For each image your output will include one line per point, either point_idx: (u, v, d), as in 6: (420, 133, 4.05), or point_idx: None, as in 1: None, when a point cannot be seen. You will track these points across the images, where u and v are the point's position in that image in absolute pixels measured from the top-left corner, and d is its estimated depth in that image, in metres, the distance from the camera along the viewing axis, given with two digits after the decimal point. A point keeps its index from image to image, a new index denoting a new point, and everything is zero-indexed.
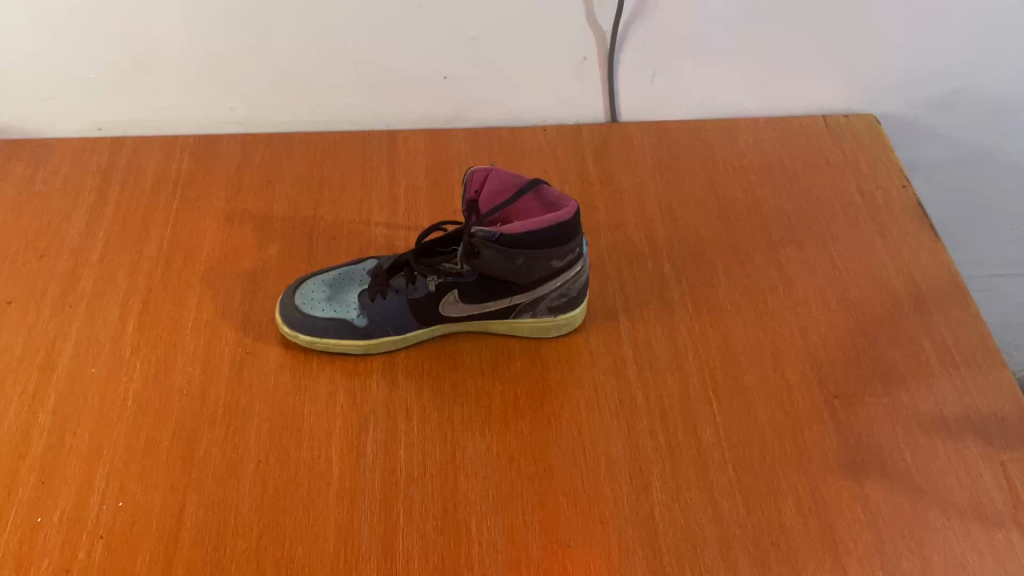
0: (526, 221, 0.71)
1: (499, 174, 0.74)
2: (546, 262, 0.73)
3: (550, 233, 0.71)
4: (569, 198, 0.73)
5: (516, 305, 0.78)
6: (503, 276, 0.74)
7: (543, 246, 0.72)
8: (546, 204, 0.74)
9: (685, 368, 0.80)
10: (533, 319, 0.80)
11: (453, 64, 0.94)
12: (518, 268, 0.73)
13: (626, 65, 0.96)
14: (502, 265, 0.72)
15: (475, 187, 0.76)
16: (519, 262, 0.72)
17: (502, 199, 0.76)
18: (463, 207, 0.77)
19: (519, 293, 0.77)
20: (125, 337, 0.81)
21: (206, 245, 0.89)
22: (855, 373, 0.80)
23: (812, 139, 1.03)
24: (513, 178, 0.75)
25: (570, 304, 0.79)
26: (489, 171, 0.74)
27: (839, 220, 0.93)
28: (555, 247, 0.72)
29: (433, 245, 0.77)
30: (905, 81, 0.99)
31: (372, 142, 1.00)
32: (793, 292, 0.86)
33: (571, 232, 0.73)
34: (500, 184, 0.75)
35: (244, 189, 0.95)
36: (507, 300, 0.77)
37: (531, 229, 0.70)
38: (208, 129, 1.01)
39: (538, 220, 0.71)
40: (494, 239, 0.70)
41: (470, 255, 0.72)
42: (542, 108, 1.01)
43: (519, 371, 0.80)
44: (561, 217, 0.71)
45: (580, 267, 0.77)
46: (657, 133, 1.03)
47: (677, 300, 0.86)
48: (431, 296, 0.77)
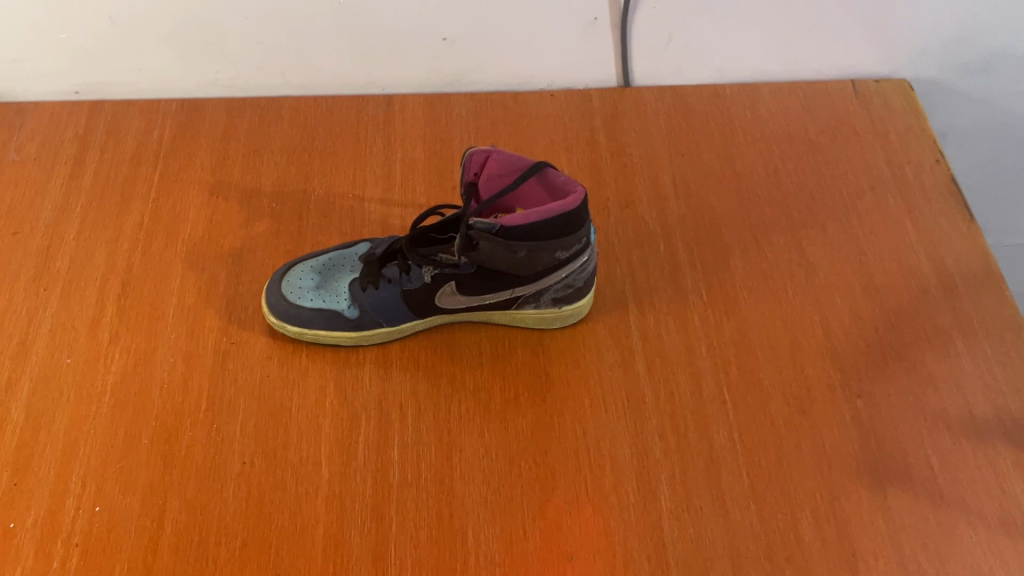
0: (529, 211, 0.65)
1: (500, 156, 0.69)
2: (550, 253, 0.68)
3: (555, 223, 0.66)
4: (576, 183, 0.68)
5: (518, 298, 0.73)
6: (503, 269, 0.68)
7: (547, 237, 0.66)
8: (551, 189, 0.69)
9: (698, 364, 0.75)
10: (536, 311, 0.74)
11: (453, 25, 0.87)
12: (520, 261, 0.67)
13: (640, 26, 0.89)
14: (503, 258, 0.67)
15: (474, 169, 0.70)
16: (521, 254, 0.67)
17: (504, 183, 0.70)
18: (462, 191, 0.71)
19: (522, 285, 0.71)
20: (103, 324, 0.76)
21: (188, 221, 0.83)
22: (879, 371, 0.75)
23: (839, 106, 0.95)
24: (516, 161, 0.69)
25: (575, 294, 0.74)
26: (489, 153, 0.69)
27: (866, 196, 0.87)
28: (560, 237, 0.67)
29: (428, 232, 0.71)
30: (941, 43, 0.92)
31: (367, 108, 0.93)
32: (816, 278, 0.81)
33: (578, 220, 0.67)
34: (502, 167, 0.69)
35: (230, 158, 0.88)
36: (509, 292, 0.72)
37: (535, 219, 0.65)
38: (192, 92, 0.94)
39: (542, 209, 0.65)
40: (494, 231, 0.64)
41: (468, 248, 0.66)
42: (548, 70, 0.94)
43: (521, 364, 0.75)
44: (567, 205, 0.66)
45: (587, 257, 0.72)
46: (672, 99, 0.95)
47: (691, 287, 0.80)
48: (426, 289, 0.72)
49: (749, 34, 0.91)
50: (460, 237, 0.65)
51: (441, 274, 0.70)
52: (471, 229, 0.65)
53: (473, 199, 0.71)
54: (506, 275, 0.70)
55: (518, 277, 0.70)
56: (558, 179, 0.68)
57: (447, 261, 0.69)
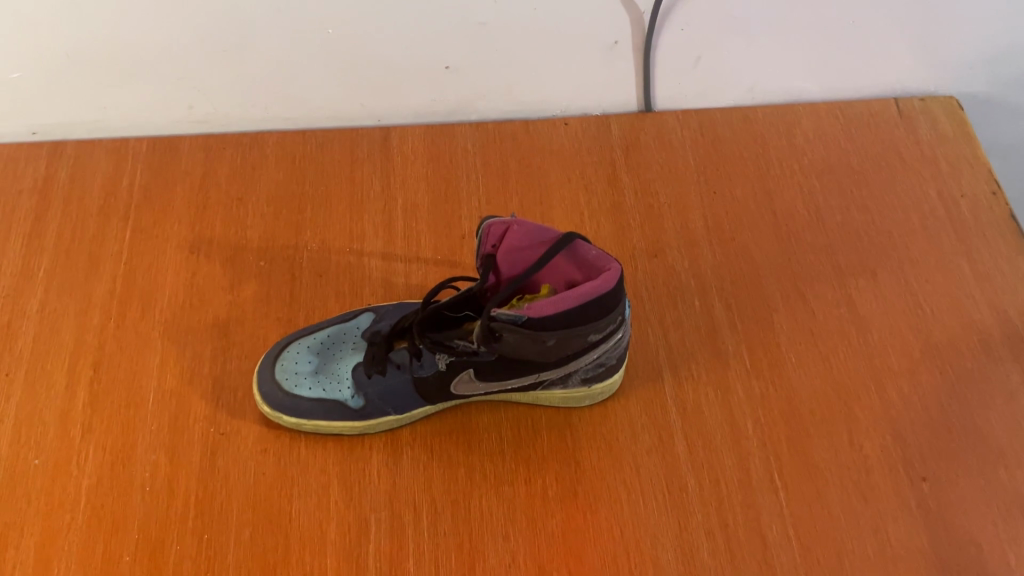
0: (559, 297, 0.57)
1: (522, 227, 0.60)
2: (583, 338, 0.60)
3: (589, 309, 0.58)
4: (611, 259, 0.59)
5: (544, 382, 0.64)
6: (529, 358, 0.60)
7: (579, 323, 0.58)
8: (581, 264, 0.60)
9: (744, 445, 0.67)
10: (564, 391, 0.66)
11: (457, 51, 0.78)
12: (549, 350, 0.59)
13: (665, 48, 0.80)
14: (529, 349, 0.59)
15: (493, 241, 0.61)
16: (550, 343, 0.59)
17: (527, 256, 0.62)
18: (479, 264, 0.62)
19: (549, 369, 0.63)
20: (75, 416, 0.67)
21: (167, 287, 0.74)
22: (945, 447, 0.67)
23: (884, 130, 0.85)
24: (541, 232, 0.60)
25: (606, 372, 0.65)
26: (509, 224, 0.60)
27: (919, 237, 0.78)
28: (593, 322, 0.59)
29: (441, 310, 0.63)
30: (993, 57, 0.83)
31: (361, 144, 0.83)
32: (868, 337, 0.73)
33: (614, 302, 0.59)
34: (525, 239, 0.60)
35: (209, 209, 0.79)
36: (534, 377, 0.63)
37: (566, 307, 0.57)
38: (164, 129, 0.83)
39: (573, 293, 0.57)
40: (520, 322, 0.56)
41: (490, 338, 0.58)
42: (561, 95, 0.84)
43: (547, 452, 0.67)
44: (601, 287, 0.57)
45: (622, 334, 0.63)
46: (700, 125, 0.85)
47: (731, 351, 0.72)
48: (439, 375, 0.63)
49: (785, 53, 0.82)
50: (480, 329, 0.57)
51: (456, 360, 0.62)
52: (493, 321, 0.56)
53: (491, 273, 0.63)
54: (533, 363, 0.61)
55: (545, 364, 0.61)
56: (589, 253, 0.60)
57: (463, 348, 0.61)
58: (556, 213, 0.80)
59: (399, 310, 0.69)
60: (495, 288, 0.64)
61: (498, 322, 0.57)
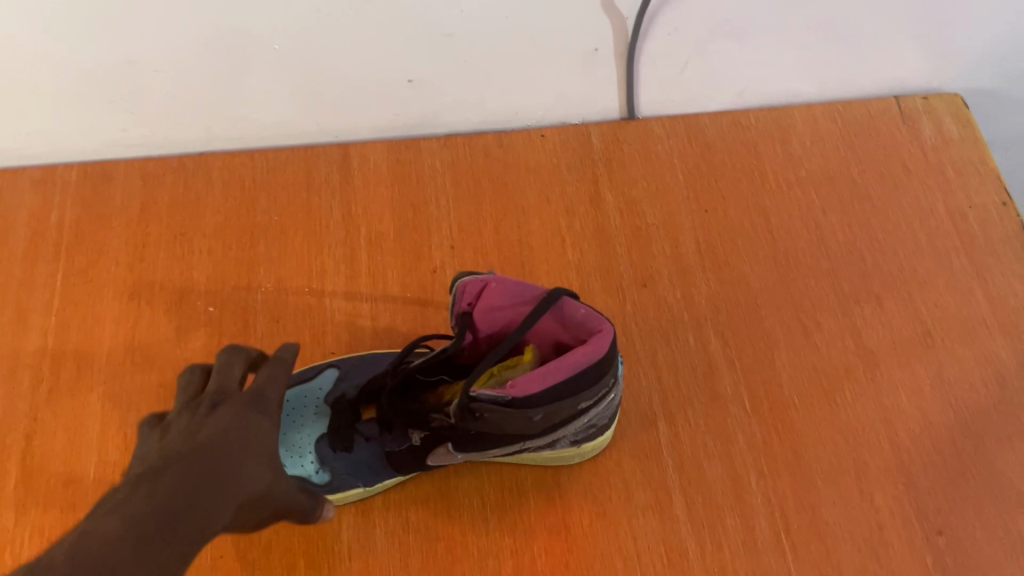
0: (547, 369, 0.51)
1: (502, 284, 0.54)
2: (573, 408, 0.54)
3: (580, 380, 0.52)
4: (602, 319, 0.53)
5: (530, 448, 0.58)
6: (515, 432, 0.54)
7: (570, 396, 0.52)
8: (569, 323, 0.54)
9: (747, 500, 0.62)
10: (550, 452, 0.60)
11: (419, 65, 0.70)
12: (537, 425, 0.53)
13: (649, 55, 0.73)
14: (515, 426, 0.53)
15: (469, 298, 0.55)
16: (536, 418, 0.52)
17: (507, 314, 0.55)
18: (454, 323, 0.56)
19: (534, 438, 0.57)
20: (7, 498, 0.60)
21: (106, 342, 0.67)
22: (961, 496, 0.62)
23: (884, 134, 0.79)
24: (523, 289, 0.54)
25: (598, 432, 0.59)
26: (487, 281, 0.54)
27: (926, 257, 0.73)
28: (585, 391, 0.53)
29: (412, 376, 0.57)
30: (1005, 53, 0.76)
31: (317, 165, 0.75)
32: (876, 373, 0.68)
33: (606, 367, 0.53)
34: (505, 297, 0.54)
35: (150, 247, 0.71)
36: (518, 446, 0.57)
37: (555, 381, 0.51)
38: (96, 155, 0.75)
39: (562, 365, 0.51)
40: (504, 402, 0.50)
41: (470, 417, 0.52)
42: (537, 105, 0.76)
43: (533, 518, 0.61)
44: (594, 354, 0.52)
45: (614, 394, 0.57)
46: (687, 133, 0.79)
47: (730, 393, 0.66)
48: (415, 445, 0.58)
49: (780, 56, 0.75)
50: (458, 409, 0.51)
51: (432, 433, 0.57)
52: (473, 401, 0.50)
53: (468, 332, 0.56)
54: (517, 435, 0.55)
55: (531, 436, 0.55)
56: (578, 313, 0.53)
57: (439, 423, 0.56)
58: (535, 239, 0.73)
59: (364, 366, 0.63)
60: (473, 346, 0.58)
61: (479, 400, 0.50)
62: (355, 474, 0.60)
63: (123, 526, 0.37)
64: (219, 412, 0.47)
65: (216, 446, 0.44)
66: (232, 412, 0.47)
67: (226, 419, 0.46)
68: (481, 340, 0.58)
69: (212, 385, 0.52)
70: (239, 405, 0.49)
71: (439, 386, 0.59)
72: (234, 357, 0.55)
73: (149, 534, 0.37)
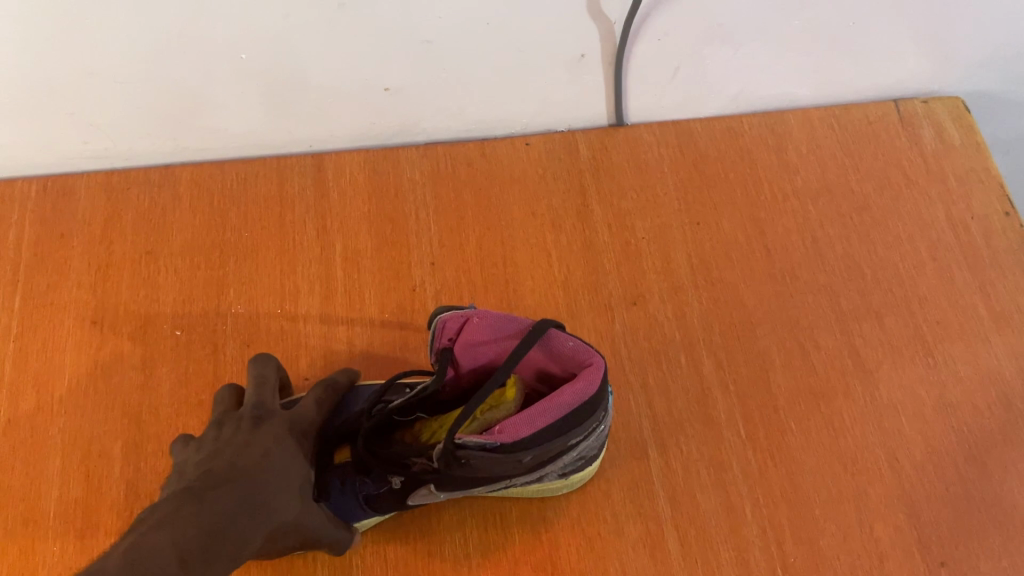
0: (537, 412, 0.48)
1: (484, 319, 0.51)
2: (563, 447, 0.51)
3: (571, 419, 0.49)
4: (593, 352, 0.51)
5: (517, 484, 0.56)
6: (502, 474, 0.51)
7: (561, 436, 0.49)
8: (557, 357, 0.51)
9: (743, 533, 0.59)
10: (536, 486, 0.58)
11: (397, 72, 0.66)
12: (526, 466, 0.51)
13: (639, 60, 0.69)
14: (505, 469, 0.50)
15: (450, 333, 0.52)
16: (526, 460, 0.50)
17: (492, 348, 0.53)
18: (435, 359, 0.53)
19: (521, 476, 0.54)
20: None
21: (68, 370, 0.64)
22: (966, 525, 0.60)
23: (883, 141, 0.76)
24: (506, 323, 0.51)
25: (585, 464, 0.57)
26: (468, 316, 0.51)
27: (927, 272, 0.70)
28: (576, 430, 0.50)
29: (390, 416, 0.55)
30: (1010, 56, 0.73)
31: (291, 177, 0.72)
32: (876, 396, 0.65)
33: (598, 403, 0.51)
34: (488, 331, 0.51)
35: (113, 267, 0.67)
36: (504, 483, 0.54)
37: (546, 422, 0.48)
38: (56, 168, 0.71)
39: (552, 406, 0.48)
40: (492, 449, 0.48)
41: (456, 463, 0.49)
42: (521, 112, 0.73)
43: (518, 556, 0.58)
44: (586, 391, 0.49)
45: (604, 426, 0.55)
46: (678, 140, 0.75)
47: (724, 418, 0.64)
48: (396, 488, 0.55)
49: (776, 60, 0.71)
50: (444, 457, 0.48)
51: (411, 477, 0.53)
52: (460, 448, 0.48)
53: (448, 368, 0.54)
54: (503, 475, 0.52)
55: (519, 476, 0.53)
56: (566, 347, 0.51)
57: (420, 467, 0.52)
58: (519, 255, 0.69)
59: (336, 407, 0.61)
60: (455, 381, 0.56)
61: (466, 449, 0.48)
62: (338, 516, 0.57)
63: (171, 549, 0.39)
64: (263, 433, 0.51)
65: (255, 472, 0.47)
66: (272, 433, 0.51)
67: (270, 441, 0.50)
68: (463, 374, 0.55)
69: (252, 398, 0.55)
70: (278, 427, 0.52)
71: (416, 423, 0.56)
72: (268, 369, 0.57)
73: (192, 555, 0.40)
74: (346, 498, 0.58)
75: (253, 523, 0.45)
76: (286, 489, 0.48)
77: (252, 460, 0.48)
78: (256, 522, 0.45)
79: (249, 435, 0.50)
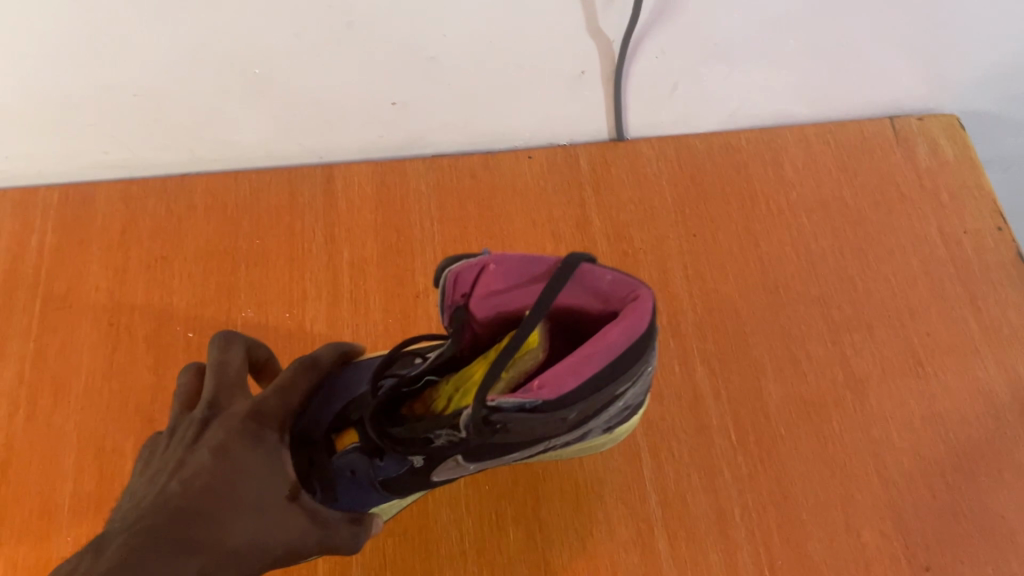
0: (578, 357, 0.47)
1: (501, 265, 0.49)
2: (606, 394, 0.50)
3: (614, 363, 0.48)
4: (630, 284, 0.50)
5: (558, 444, 0.55)
6: (541, 431, 0.50)
7: (603, 382, 0.49)
8: (593, 294, 0.50)
9: (732, 536, 0.61)
10: (581, 443, 0.57)
11: (404, 87, 0.69)
12: (567, 422, 0.50)
13: (638, 77, 0.71)
14: (546, 425, 0.49)
15: (465, 287, 0.50)
16: (567, 411, 0.49)
17: (511, 297, 0.51)
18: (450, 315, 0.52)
19: (563, 434, 0.53)
20: None
21: (85, 368, 0.66)
22: (951, 532, 0.61)
23: (878, 156, 0.78)
24: (526, 266, 0.49)
25: (627, 413, 0.56)
26: (484, 264, 0.49)
27: (919, 285, 0.72)
28: (619, 375, 0.49)
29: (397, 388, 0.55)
30: (1003, 75, 0.75)
31: (303, 187, 0.74)
32: (865, 404, 0.66)
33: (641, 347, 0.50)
34: (507, 278, 0.49)
35: (129, 272, 0.70)
36: (546, 443, 0.53)
37: (590, 368, 0.48)
38: (78, 176, 0.74)
39: (597, 349, 0.47)
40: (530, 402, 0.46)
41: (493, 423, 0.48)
42: (524, 126, 0.75)
43: (513, 553, 0.60)
44: (632, 331, 0.48)
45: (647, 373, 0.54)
46: (677, 154, 0.77)
47: (715, 424, 0.65)
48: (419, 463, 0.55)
49: (771, 78, 0.73)
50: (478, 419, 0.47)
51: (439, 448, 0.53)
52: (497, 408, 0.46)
53: (465, 327, 0.53)
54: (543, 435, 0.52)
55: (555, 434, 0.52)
56: (604, 283, 0.49)
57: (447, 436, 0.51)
58: None
59: (333, 390, 0.58)
60: (473, 339, 0.54)
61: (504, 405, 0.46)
62: (355, 507, 0.56)
63: None
64: (204, 447, 0.45)
65: (189, 498, 0.41)
66: (212, 447, 0.45)
67: (209, 457, 0.44)
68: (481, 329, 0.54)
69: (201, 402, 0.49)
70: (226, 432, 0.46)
71: (427, 387, 0.56)
72: (227, 358, 0.52)
73: None
74: (357, 488, 0.56)
75: (194, 556, 0.38)
76: (230, 510, 0.42)
77: (194, 481, 0.42)
78: (197, 554, 0.39)
79: (189, 451, 0.45)
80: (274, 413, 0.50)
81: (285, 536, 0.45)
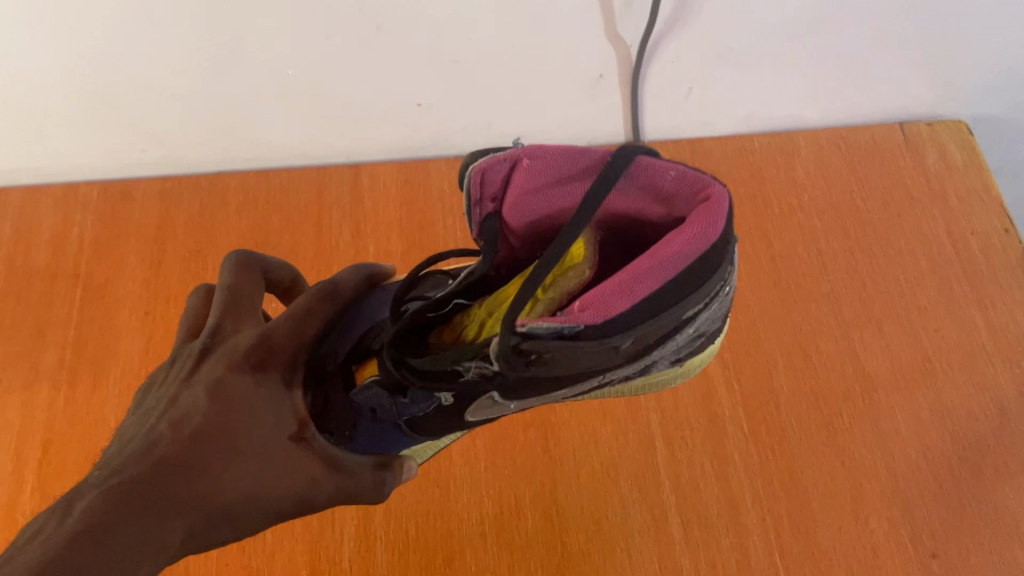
0: (636, 276, 0.38)
1: (536, 162, 0.41)
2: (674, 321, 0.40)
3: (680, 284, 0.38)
4: (700, 179, 0.40)
5: (615, 379, 0.47)
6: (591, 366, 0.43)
7: (670, 306, 0.39)
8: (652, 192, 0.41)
9: (743, 521, 0.63)
10: (641, 379, 0.49)
11: (429, 89, 0.72)
12: (623, 354, 0.42)
13: (654, 81, 0.74)
14: (596, 358, 0.41)
15: (495, 189, 0.42)
16: (622, 343, 0.40)
17: (552, 197, 0.42)
18: (481, 225, 0.44)
19: (618, 369, 0.45)
20: (22, 502, 0.63)
21: (122, 354, 0.69)
22: (958, 521, 0.63)
23: (888, 160, 0.80)
24: (566, 162, 0.40)
25: (701, 344, 0.47)
26: (516, 161, 0.41)
27: (927, 284, 0.74)
28: (688, 297, 0.39)
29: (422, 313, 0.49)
30: (1009, 83, 0.77)
31: (331, 185, 0.77)
32: (873, 397, 0.68)
33: (714, 264, 0.39)
34: (546, 176, 0.41)
35: (164, 264, 0.73)
36: (599, 378, 0.46)
37: (650, 286, 0.38)
38: (116, 173, 0.77)
39: (658, 265, 0.38)
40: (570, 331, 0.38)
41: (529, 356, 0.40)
42: (544, 128, 0.78)
43: (531, 534, 0.62)
44: (702, 239, 0.38)
45: (726, 292, 0.44)
46: (691, 156, 0.80)
47: (727, 415, 0.67)
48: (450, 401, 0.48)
49: (782, 83, 0.76)
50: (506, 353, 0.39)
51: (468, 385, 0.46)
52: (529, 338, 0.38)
53: (499, 240, 0.45)
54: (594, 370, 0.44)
55: (615, 367, 0.44)
56: (666, 181, 0.40)
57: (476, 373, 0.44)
58: None
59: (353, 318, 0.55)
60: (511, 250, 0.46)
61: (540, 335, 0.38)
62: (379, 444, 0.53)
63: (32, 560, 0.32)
64: (199, 388, 0.43)
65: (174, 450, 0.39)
66: (206, 389, 0.43)
67: (201, 401, 0.42)
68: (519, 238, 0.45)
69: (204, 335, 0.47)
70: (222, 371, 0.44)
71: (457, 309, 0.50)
72: (237, 289, 0.50)
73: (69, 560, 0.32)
74: (380, 426, 0.53)
75: (176, 516, 0.37)
76: (219, 462, 0.40)
77: (187, 429, 0.41)
78: (180, 514, 0.37)
79: (184, 390, 0.43)
80: (284, 345, 0.47)
81: (285, 486, 0.43)
